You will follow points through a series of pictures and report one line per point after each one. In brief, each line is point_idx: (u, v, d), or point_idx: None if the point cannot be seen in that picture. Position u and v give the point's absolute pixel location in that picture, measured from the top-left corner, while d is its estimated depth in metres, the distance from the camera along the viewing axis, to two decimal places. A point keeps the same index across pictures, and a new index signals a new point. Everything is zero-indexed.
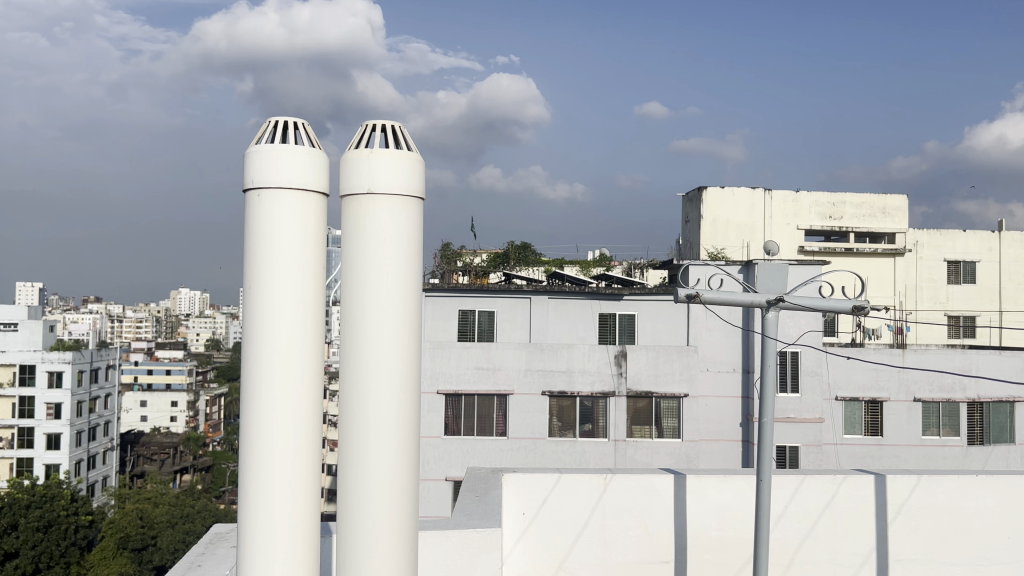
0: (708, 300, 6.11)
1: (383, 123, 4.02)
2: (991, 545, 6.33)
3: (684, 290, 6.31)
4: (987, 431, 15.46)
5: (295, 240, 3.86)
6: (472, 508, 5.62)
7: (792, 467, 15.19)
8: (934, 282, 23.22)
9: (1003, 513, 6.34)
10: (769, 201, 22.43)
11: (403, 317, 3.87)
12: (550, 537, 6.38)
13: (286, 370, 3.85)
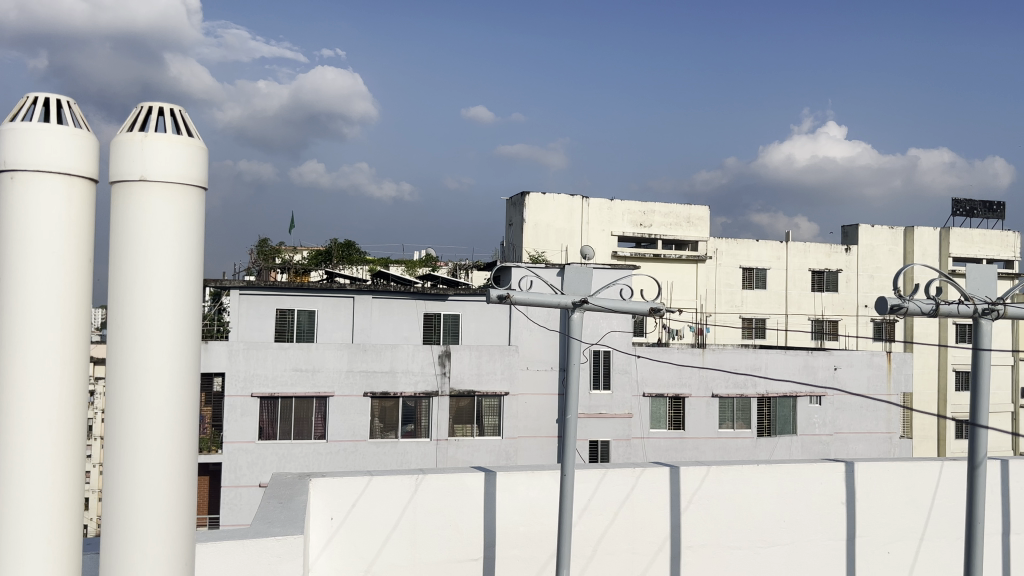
0: (519, 301, 6.29)
1: (167, 106, 3.51)
2: (768, 527, 6.93)
3: (496, 290, 6.49)
4: (773, 423, 16.97)
5: (54, 229, 3.51)
6: (273, 515, 5.42)
7: (603, 460, 16.07)
8: (731, 286, 25.22)
9: (779, 499, 6.98)
10: (586, 208, 23.39)
11: (175, 311, 3.47)
12: (358, 542, 6.26)
13: (38, 365, 3.49)
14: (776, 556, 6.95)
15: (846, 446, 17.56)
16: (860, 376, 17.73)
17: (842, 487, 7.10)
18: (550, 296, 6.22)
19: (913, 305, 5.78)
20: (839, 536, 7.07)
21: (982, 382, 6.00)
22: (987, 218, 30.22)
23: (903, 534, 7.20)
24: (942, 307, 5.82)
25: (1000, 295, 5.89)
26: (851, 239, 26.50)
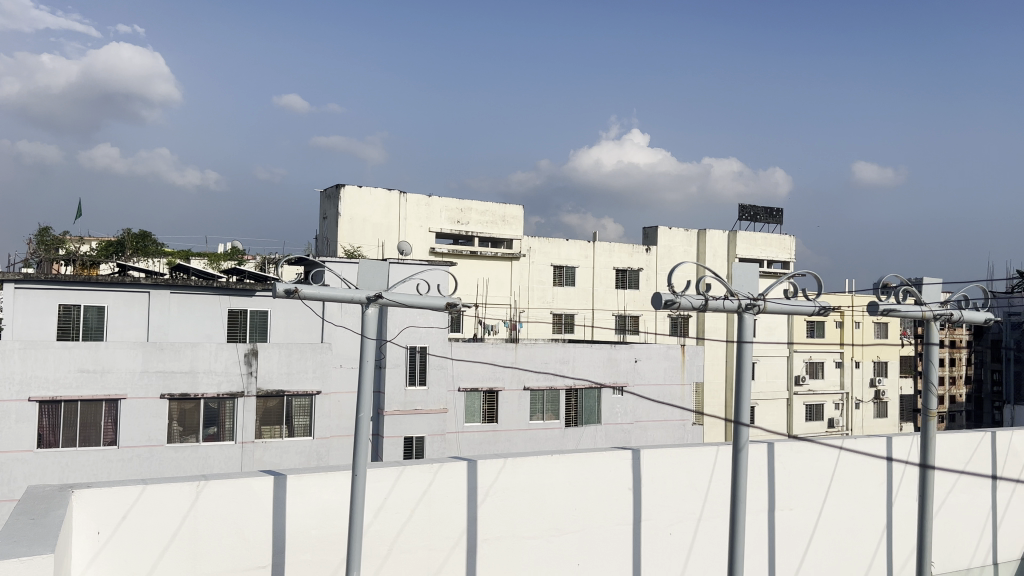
0: (307, 296, 6.07)
1: None
2: (562, 515, 7.18)
3: (282, 285, 6.20)
4: (579, 414, 17.68)
5: None
6: (21, 533, 4.88)
7: (417, 456, 15.96)
8: (543, 283, 26.02)
9: (571, 489, 7.24)
10: (403, 203, 23.18)
11: None
12: (129, 556, 5.82)
13: None
14: (568, 545, 7.20)
15: (645, 433, 18.64)
16: (657, 367, 18.88)
17: (629, 475, 7.49)
18: (344, 291, 6.05)
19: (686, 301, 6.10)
20: (625, 520, 7.44)
21: (744, 376, 6.51)
22: (768, 223, 33.24)
23: (683, 515, 7.69)
24: (711, 302, 6.12)
25: (760, 291, 6.22)
26: (652, 239, 28.14)
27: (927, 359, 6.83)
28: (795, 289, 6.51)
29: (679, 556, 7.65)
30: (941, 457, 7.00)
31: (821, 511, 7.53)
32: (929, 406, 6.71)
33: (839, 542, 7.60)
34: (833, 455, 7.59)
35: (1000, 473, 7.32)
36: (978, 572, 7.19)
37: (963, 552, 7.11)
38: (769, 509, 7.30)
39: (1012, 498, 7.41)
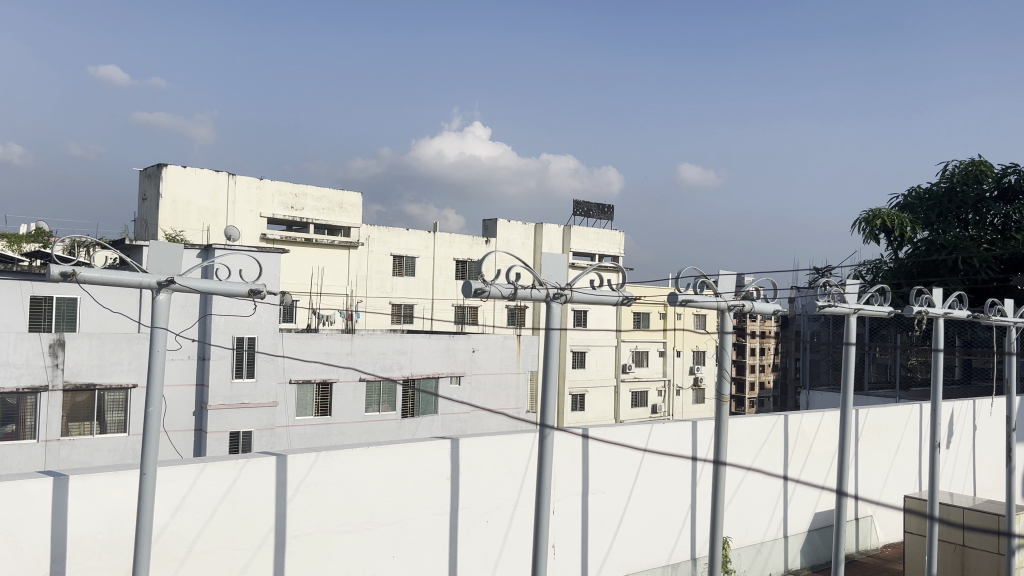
0: (85, 281, 5.12)
1: None
2: (378, 508, 6.09)
3: (56, 267, 5.14)
4: (415, 404, 17.56)
5: None
6: None
7: (243, 451, 15.33)
8: (381, 273, 25.60)
9: (386, 481, 6.14)
10: (232, 186, 22.05)
11: None
12: None
13: None
14: (383, 538, 6.11)
15: (480, 422, 18.85)
16: (494, 357, 19.08)
17: (447, 463, 6.45)
18: (129, 275, 5.23)
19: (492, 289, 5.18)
20: (442, 509, 6.41)
21: (551, 374, 5.36)
22: (600, 219, 34.49)
23: (500, 502, 6.73)
24: (520, 293, 5.25)
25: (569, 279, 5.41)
26: (490, 231, 28.36)
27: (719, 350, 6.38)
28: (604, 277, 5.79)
29: (493, 545, 6.66)
30: (735, 443, 7.14)
31: (630, 493, 7.05)
32: (722, 392, 6.24)
33: (647, 526, 7.15)
34: (637, 457, 7.10)
35: (789, 458, 7.58)
36: (771, 544, 7.41)
37: (756, 529, 7.30)
38: (582, 493, 6.73)
39: (802, 474, 7.71)
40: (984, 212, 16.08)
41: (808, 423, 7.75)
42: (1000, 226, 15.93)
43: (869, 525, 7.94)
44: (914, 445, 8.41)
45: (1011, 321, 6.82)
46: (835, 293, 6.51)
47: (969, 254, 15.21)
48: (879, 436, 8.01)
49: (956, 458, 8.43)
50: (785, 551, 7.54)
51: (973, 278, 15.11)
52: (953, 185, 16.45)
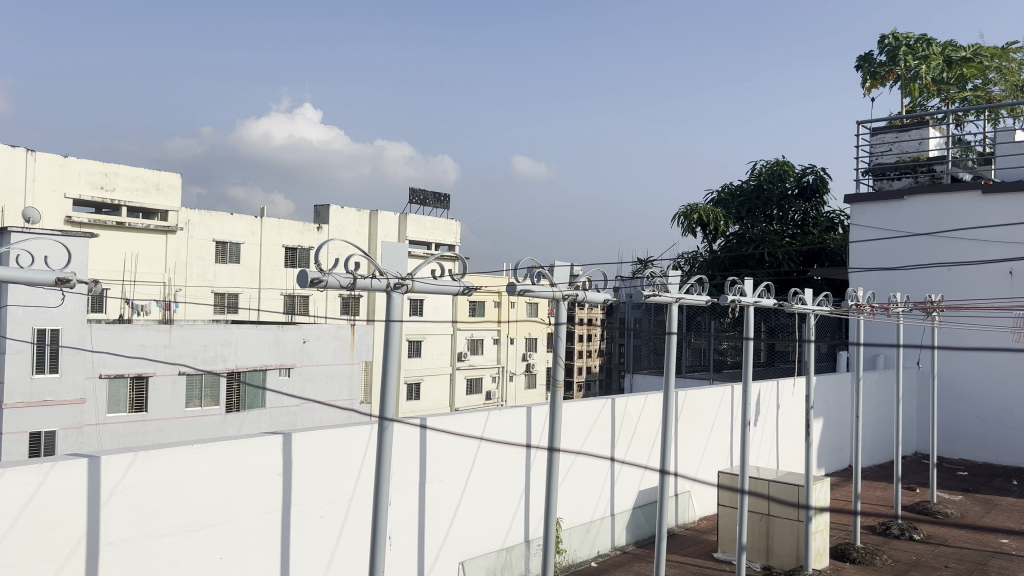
0: None
1: None
2: (204, 508, 5.20)
3: None
4: (240, 399, 16.80)
5: None
6: None
7: (46, 454, 14.05)
8: (203, 260, 24.25)
9: (212, 479, 5.27)
10: (30, 162, 20.06)
11: None
12: None
13: None
14: (210, 540, 5.22)
15: (312, 415, 18.35)
16: (325, 348, 18.66)
17: (278, 458, 5.63)
18: None
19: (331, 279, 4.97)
20: (274, 506, 5.59)
21: (391, 363, 5.29)
22: (436, 208, 34.47)
23: (334, 496, 5.96)
24: (360, 283, 5.07)
25: (411, 269, 5.27)
26: (322, 218, 27.53)
27: (553, 338, 6.55)
28: (444, 266, 5.71)
29: (327, 541, 5.89)
30: (569, 428, 7.40)
31: (467, 478, 6.82)
32: (556, 377, 6.40)
33: (481, 515, 6.91)
34: (473, 445, 6.86)
35: (616, 439, 7.94)
36: (598, 524, 7.72)
37: (584, 510, 7.59)
38: (418, 482, 6.39)
39: (627, 454, 8.10)
40: (786, 209, 17.57)
41: (633, 406, 8.15)
42: (800, 221, 17.47)
43: (687, 500, 8.48)
44: (726, 423, 9.07)
45: (810, 309, 7.48)
46: (659, 283, 6.84)
47: (773, 248, 16.60)
48: (695, 416, 8.58)
49: (762, 434, 9.19)
50: (610, 530, 7.89)
51: (777, 270, 16.48)
52: (760, 183, 17.81)
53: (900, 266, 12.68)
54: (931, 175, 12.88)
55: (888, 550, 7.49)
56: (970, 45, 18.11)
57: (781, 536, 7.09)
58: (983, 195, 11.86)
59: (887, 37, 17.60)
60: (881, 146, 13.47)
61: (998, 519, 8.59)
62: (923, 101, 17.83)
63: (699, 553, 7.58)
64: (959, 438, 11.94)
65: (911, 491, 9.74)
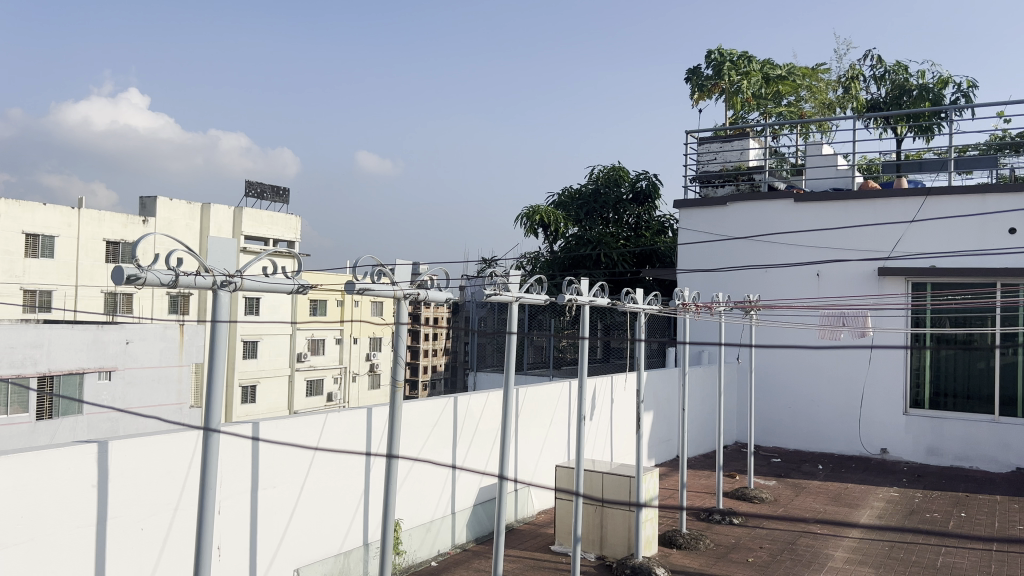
0: None
1: None
2: (5, 525, 4.67)
3: None
4: (53, 407, 15.48)
5: None
6: None
7: None
8: (11, 254, 22.16)
9: (15, 493, 4.74)
10: None
11: None
12: None
13: None
14: (9, 561, 4.69)
15: (135, 421, 17.29)
16: (151, 349, 17.56)
17: (93, 469, 5.17)
18: None
19: (152, 275, 4.63)
20: (88, 520, 5.12)
21: (217, 367, 4.95)
22: (275, 203, 33.24)
23: (157, 507, 5.55)
24: (183, 279, 4.77)
25: (239, 266, 5.00)
26: (149, 210, 25.84)
27: (395, 337, 6.46)
28: (276, 263, 5.45)
29: (149, 553, 5.48)
30: (409, 428, 7.32)
31: (303, 484, 6.44)
32: (396, 377, 6.33)
33: (317, 521, 6.55)
34: (308, 456, 6.48)
35: (457, 438, 7.96)
36: (440, 521, 7.74)
37: (424, 509, 7.56)
38: (251, 488, 5.99)
39: (469, 453, 8.14)
40: (621, 213, 18.29)
41: (474, 404, 8.21)
42: (634, 224, 18.25)
43: (526, 495, 8.64)
44: (564, 419, 9.32)
45: (641, 308, 7.82)
46: (501, 282, 6.90)
47: (609, 249, 17.27)
48: (535, 413, 8.77)
49: (598, 428, 9.53)
50: (452, 527, 7.91)
51: (612, 270, 17.15)
52: (598, 187, 18.50)
53: (723, 267, 13.54)
54: (751, 183, 13.96)
55: (710, 535, 7.98)
56: (784, 64, 19.64)
57: (613, 526, 7.39)
58: (795, 204, 12.96)
59: (712, 53, 18.88)
60: (708, 155, 14.35)
61: (807, 501, 9.36)
62: (745, 114, 19.13)
63: (536, 546, 7.77)
64: (773, 428, 12.92)
65: (732, 478, 10.45)
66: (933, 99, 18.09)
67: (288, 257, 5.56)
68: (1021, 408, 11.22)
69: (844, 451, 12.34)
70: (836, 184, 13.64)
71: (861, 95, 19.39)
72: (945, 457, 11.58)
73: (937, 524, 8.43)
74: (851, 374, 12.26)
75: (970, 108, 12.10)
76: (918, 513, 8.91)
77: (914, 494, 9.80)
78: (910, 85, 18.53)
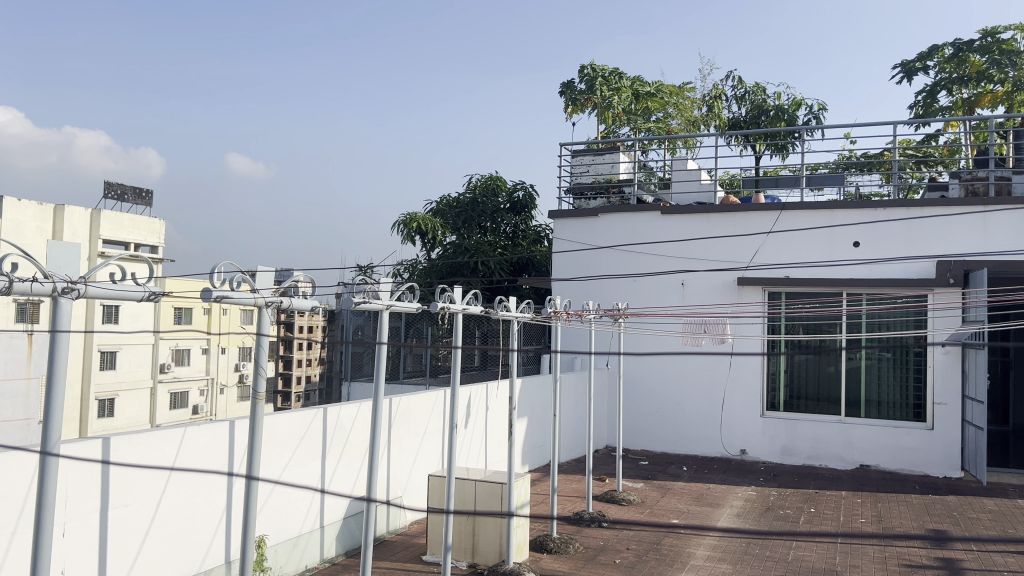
0: None
1: None
2: None
3: None
4: None
5: None
6: None
7: None
8: None
9: None
10: None
11: None
12: None
13: None
14: None
15: None
16: None
17: None
18: None
19: None
20: None
21: (57, 385, 4.62)
22: (136, 205, 31.48)
23: None
24: (16, 287, 4.40)
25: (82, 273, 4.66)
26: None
27: (255, 348, 6.02)
28: (124, 270, 5.05)
29: None
30: (273, 441, 7.08)
31: (158, 502, 6.07)
32: (258, 389, 6.06)
33: (175, 543, 6.20)
34: (163, 477, 6.09)
35: (327, 450, 7.76)
36: (308, 536, 7.52)
37: (291, 524, 7.32)
38: (99, 509, 5.60)
39: (338, 465, 7.96)
40: (498, 222, 18.44)
41: (344, 414, 8.04)
42: (511, 234, 18.46)
43: (399, 506, 8.53)
44: (437, 427, 9.29)
45: (513, 316, 7.92)
46: (371, 290, 6.78)
47: (486, 257, 17.37)
48: (408, 423, 8.68)
49: (472, 436, 9.57)
50: (320, 542, 7.70)
51: (489, 278, 17.27)
52: (475, 196, 18.61)
53: (594, 276, 13.91)
54: (621, 197, 14.34)
55: (580, 538, 8.15)
56: (653, 82, 20.46)
57: (485, 534, 7.40)
58: (662, 216, 13.46)
59: (586, 68, 19.43)
60: (581, 167, 14.73)
61: (672, 502, 9.71)
62: (616, 128, 19.76)
63: (408, 557, 7.68)
64: (641, 432, 13.35)
65: (602, 482, 10.72)
66: (787, 120, 19.31)
67: (135, 260, 5.07)
68: (864, 409, 12.09)
69: (707, 453, 12.91)
70: (700, 198, 14.24)
71: (723, 114, 20.51)
72: (798, 456, 12.33)
73: (790, 520, 8.96)
74: (713, 379, 12.85)
75: (819, 130, 12.99)
76: (772, 510, 9.43)
77: (769, 492, 10.37)
78: (767, 106, 19.71)
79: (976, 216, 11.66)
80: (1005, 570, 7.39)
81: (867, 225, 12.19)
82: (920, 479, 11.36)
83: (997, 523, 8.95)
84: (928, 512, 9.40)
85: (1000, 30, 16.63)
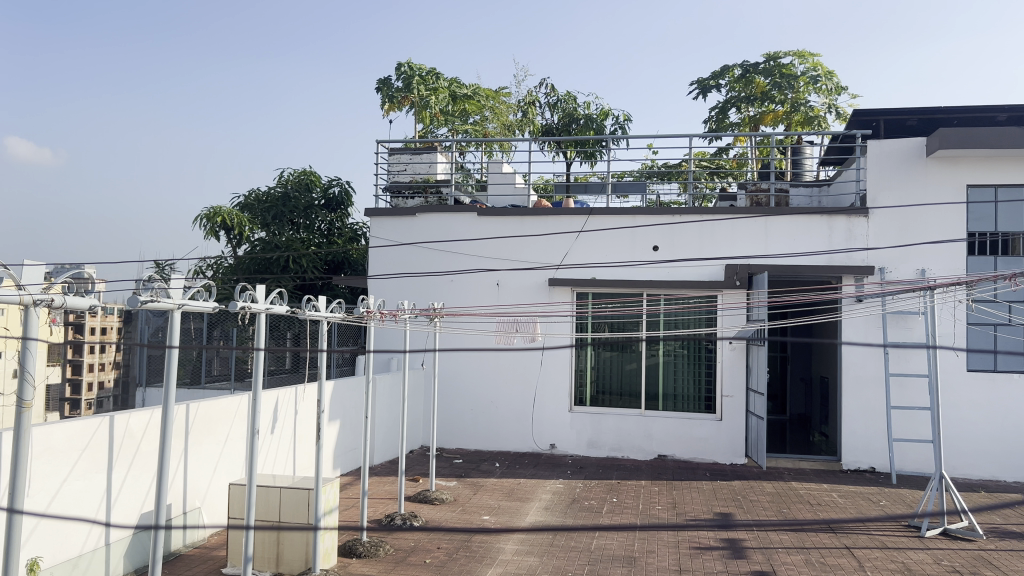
0: None
1: None
2: None
3: None
4: None
5: None
6: None
7: None
8: None
9: None
10: None
11: None
12: None
13: None
14: None
15: None
16: None
17: None
18: None
19: None
20: None
21: None
22: None
23: None
24: None
25: None
26: None
27: (24, 353, 5.44)
28: None
29: None
30: (50, 454, 6.44)
31: None
32: (26, 397, 5.46)
33: None
34: None
35: (113, 462, 7.17)
36: (90, 556, 6.91)
37: (70, 543, 6.70)
38: None
39: (127, 478, 7.37)
40: (311, 219, 17.88)
41: (135, 422, 7.47)
42: (325, 231, 17.95)
43: (197, 517, 8.04)
44: (241, 432, 8.86)
45: (322, 316, 7.69)
46: (160, 287, 6.21)
47: (297, 255, 16.79)
48: (208, 428, 8.21)
49: (279, 442, 9.23)
50: (105, 560, 7.10)
51: (301, 276, 16.72)
52: (287, 191, 17.91)
53: (409, 275, 13.85)
54: (438, 196, 14.39)
55: (391, 540, 8.09)
56: (469, 84, 20.74)
57: (290, 543, 7.14)
58: (478, 217, 13.64)
59: (403, 66, 19.28)
60: (398, 166, 14.64)
61: (483, 498, 9.87)
62: (433, 129, 19.78)
63: (206, 572, 7.26)
64: (455, 431, 13.46)
65: (415, 482, 10.71)
66: (596, 129, 20.25)
67: None
68: (662, 402, 12.90)
69: (518, 449, 13.23)
70: (515, 201, 14.64)
71: (536, 120, 21.10)
72: (602, 449, 12.92)
73: (594, 510, 9.38)
74: (525, 377, 13.19)
75: (626, 139, 13.65)
76: (577, 501, 9.84)
77: (575, 485, 10.80)
78: (578, 115, 20.54)
79: (759, 222, 12.78)
80: (779, 547, 8.17)
81: (665, 229, 13.01)
82: (710, 467, 12.29)
83: (774, 505, 9.87)
84: (716, 497, 10.20)
85: (781, 55, 18.34)
